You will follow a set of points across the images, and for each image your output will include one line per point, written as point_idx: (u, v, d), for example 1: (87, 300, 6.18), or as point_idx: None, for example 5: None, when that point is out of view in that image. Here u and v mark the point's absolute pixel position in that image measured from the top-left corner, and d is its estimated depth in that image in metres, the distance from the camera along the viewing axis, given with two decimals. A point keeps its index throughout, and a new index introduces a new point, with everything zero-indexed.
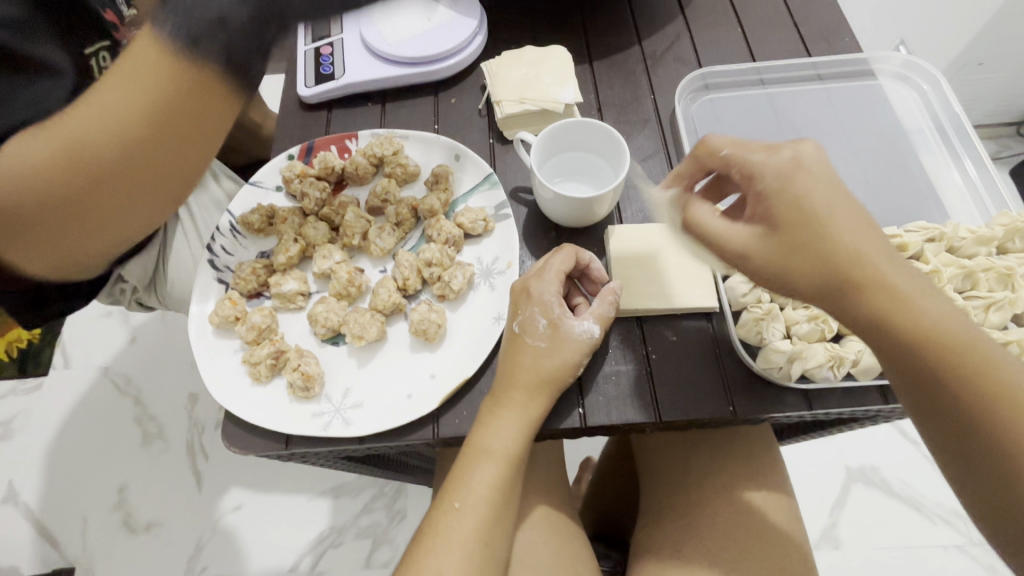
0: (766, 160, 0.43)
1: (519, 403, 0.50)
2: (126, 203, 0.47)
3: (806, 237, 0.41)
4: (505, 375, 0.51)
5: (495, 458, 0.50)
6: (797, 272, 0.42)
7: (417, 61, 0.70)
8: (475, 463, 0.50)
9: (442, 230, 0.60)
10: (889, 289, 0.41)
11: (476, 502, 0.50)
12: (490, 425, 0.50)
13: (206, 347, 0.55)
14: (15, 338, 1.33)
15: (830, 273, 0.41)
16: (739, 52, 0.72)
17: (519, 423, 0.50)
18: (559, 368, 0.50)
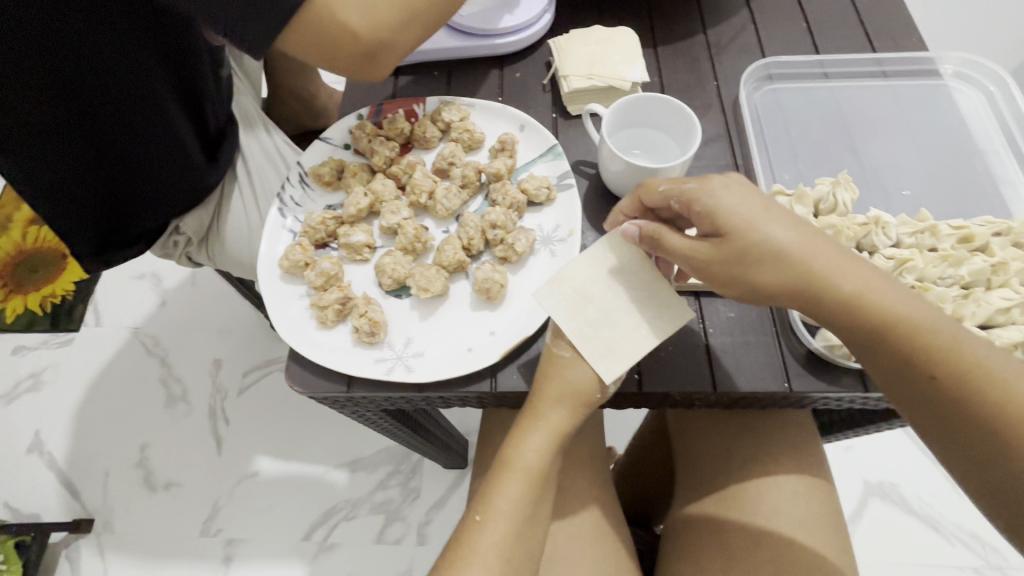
0: (699, 186, 0.47)
1: (553, 413, 0.51)
2: (399, 38, 0.60)
3: (764, 257, 0.44)
4: (543, 374, 0.51)
5: (520, 472, 0.51)
6: (761, 287, 0.45)
7: (486, 33, 0.72)
8: (504, 475, 0.51)
9: (507, 195, 0.61)
10: (849, 298, 0.44)
11: (527, 462, 0.51)
12: (526, 431, 0.51)
13: (275, 290, 0.57)
14: (50, 292, 1.39)
15: (793, 286, 0.44)
16: (805, 45, 0.72)
17: (548, 433, 0.51)
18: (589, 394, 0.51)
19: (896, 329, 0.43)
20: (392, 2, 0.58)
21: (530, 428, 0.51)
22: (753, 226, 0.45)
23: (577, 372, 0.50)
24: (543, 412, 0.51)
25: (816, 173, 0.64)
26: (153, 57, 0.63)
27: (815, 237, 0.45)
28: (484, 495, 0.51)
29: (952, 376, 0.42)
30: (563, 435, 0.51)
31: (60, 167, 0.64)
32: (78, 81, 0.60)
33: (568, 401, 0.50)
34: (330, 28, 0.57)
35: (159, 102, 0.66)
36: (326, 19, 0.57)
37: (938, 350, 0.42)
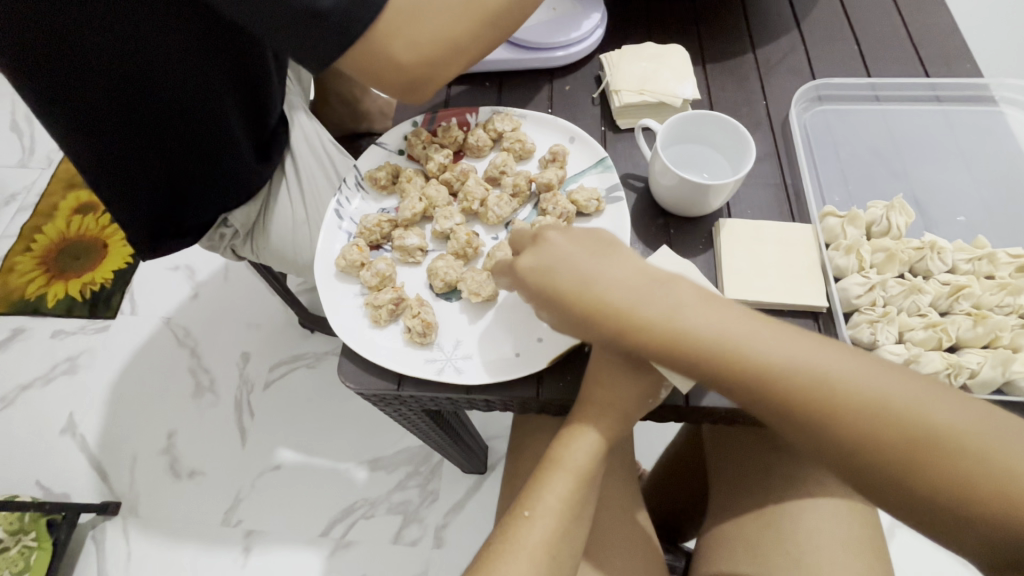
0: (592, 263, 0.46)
1: (600, 416, 0.51)
2: (447, 66, 0.62)
3: (747, 367, 0.40)
4: (590, 379, 0.51)
5: (566, 472, 0.51)
6: (750, 392, 0.40)
7: (539, 46, 0.73)
8: (548, 476, 0.51)
9: (557, 205, 0.62)
10: (741, 359, 0.40)
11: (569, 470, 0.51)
12: (571, 436, 0.52)
13: (331, 288, 0.59)
14: (90, 280, 1.44)
15: (778, 400, 0.40)
16: (856, 67, 0.72)
17: (597, 437, 0.51)
18: (629, 400, 0.51)
19: (935, 450, 0.37)
20: (439, 40, 0.59)
21: (576, 430, 0.52)
22: (697, 322, 0.42)
23: (627, 378, 0.50)
24: (589, 416, 0.51)
25: (866, 196, 0.64)
26: (216, 61, 0.65)
27: (779, 335, 0.41)
28: (529, 492, 0.51)
29: (1006, 496, 0.35)
30: (610, 438, 0.52)
31: (122, 161, 0.67)
32: (143, 81, 0.62)
33: (615, 406, 0.51)
34: (374, 61, 0.58)
35: (221, 104, 0.68)
36: (378, 51, 0.57)
37: (946, 456, 0.36)
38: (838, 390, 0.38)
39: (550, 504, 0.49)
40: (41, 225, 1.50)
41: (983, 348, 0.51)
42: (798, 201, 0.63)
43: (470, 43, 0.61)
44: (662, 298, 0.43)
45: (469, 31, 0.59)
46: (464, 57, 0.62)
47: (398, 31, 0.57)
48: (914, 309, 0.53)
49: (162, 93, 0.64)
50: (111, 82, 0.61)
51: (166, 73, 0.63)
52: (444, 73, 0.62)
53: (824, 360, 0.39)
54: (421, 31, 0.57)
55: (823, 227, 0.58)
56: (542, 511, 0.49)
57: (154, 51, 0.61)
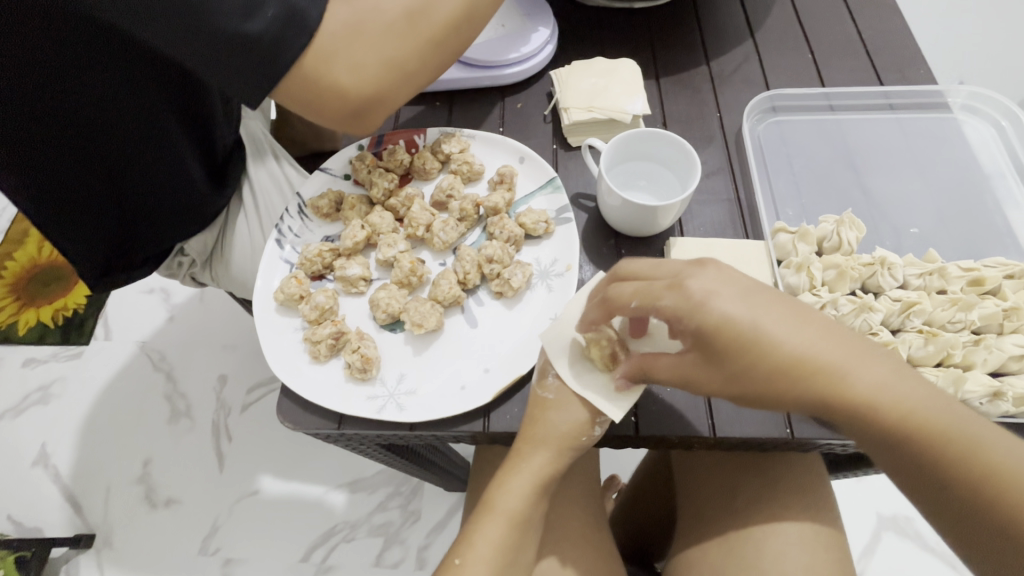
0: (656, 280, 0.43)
1: (533, 455, 0.49)
2: (397, 91, 0.59)
3: (766, 358, 0.40)
4: (528, 415, 0.50)
5: (506, 514, 0.49)
6: (766, 380, 0.41)
7: (488, 64, 0.72)
8: (485, 515, 0.50)
9: (505, 229, 0.60)
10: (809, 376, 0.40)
11: (507, 508, 0.50)
12: (506, 477, 0.50)
13: (270, 323, 0.57)
14: (62, 306, 1.41)
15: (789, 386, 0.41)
16: (810, 76, 0.71)
17: (530, 477, 0.49)
18: (568, 432, 0.49)
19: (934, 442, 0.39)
20: (385, 64, 0.56)
21: (514, 469, 0.50)
22: (738, 322, 0.40)
23: (560, 416, 0.49)
24: (524, 455, 0.49)
25: (821, 209, 0.63)
26: (162, 91, 0.60)
27: (807, 325, 0.41)
28: (466, 537, 0.50)
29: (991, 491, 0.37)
30: (545, 479, 0.50)
31: (65, 197, 0.62)
32: (77, 110, 0.57)
33: (552, 444, 0.49)
34: (314, 85, 0.55)
35: (168, 132, 0.64)
36: (319, 79, 0.54)
37: (942, 452, 0.38)
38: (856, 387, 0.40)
39: (482, 550, 0.48)
40: (10, 251, 1.47)
41: (937, 367, 0.49)
42: (751, 216, 0.61)
43: (420, 66, 0.58)
44: (722, 306, 0.41)
45: (416, 53, 0.57)
46: (414, 80, 0.59)
47: (338, 52, 0.54)
48: (866, 328, 0.51)
49: (100, 124, 0.59)
50: (42, 112, 0.56)
51: (100, 103, 0.58)
52: (396, 97, 0.59)
53: (834, 344, 0.40)
54: (364, 55, 0.55)
55: (774, 244, 0.57)
56: (474, 555, 0.48)
57: (87, 80, 0.56)
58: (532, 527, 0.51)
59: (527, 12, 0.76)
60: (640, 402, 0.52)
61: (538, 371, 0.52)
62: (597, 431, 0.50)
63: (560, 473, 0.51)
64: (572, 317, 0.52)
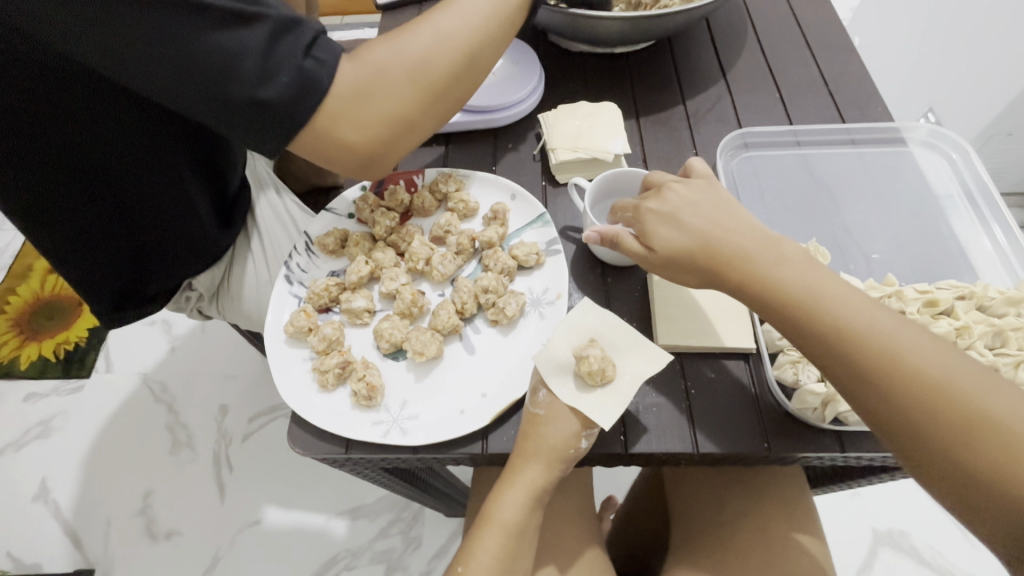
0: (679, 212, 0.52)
1: (527, 469, 0.53)
2: (398, 144, 0.61)
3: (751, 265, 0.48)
4: (521, 434, 0.54)
5: (502, 529, 0.52)
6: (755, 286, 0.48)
7: (479, 109, 0.78)
8: (483, 531, 0.53)
9: (498, 261, 0.65)
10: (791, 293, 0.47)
11: (504, 522, 0.53)
12: (501, 490, 0.53)
13: (280, 355, 0.61)
14: (64, 340, 1.44)
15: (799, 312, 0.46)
16: (778, 115, 0.77)
17: (524, 490, 0.53)
18: (559, 448, 0.52)
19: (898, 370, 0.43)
20: (392, 122, 0.59)
21: (508, 486, 0.53)
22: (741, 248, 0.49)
23: (553, 432, 0.52)
24: (519, 470, 0.53)
25: (791, 238, 0.68)
26: (173, 138, 0.66)
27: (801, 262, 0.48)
28: (466, 551, 0.53)
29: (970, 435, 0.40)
30: (537, 492, 0.53)
31: (84, 242, 0.67)
32: (96, 164, 0.62)
33: (544, 458, 0.53)
34: (323, 144, 0.57)
35: (179, 176, 0.69)
36: (329, 134, 0.56)
37: (935, 402, 0.42)
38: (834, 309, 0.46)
39: (480, 561, 0.51)
40: (15, 286, 1.50)
41: None
42: None
43: (422, 123, 0.61)
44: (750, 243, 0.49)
45: (419, 107, 0.59)
46: (415, 135, 0.62)
47: (347, 112, 0.56)
48: None
49: (115, 173, 0.64)
50: (64, 169, 0.61)
51: (117, 157, 0.63)
52: (396, 148, 0.62)
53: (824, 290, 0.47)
54: (372, 115, 0.57)
55: None
56: (474, 568, 0.51)
57: (106, 138, 0.61)
58: (528, 541, 0.54)
59: (516, 60, 0.82)
60: (628, 422, 0.56)
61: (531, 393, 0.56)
62: (583, 444, 0.53)
63: (553, 485, 0.54)
64: (564, 340, 0.56)
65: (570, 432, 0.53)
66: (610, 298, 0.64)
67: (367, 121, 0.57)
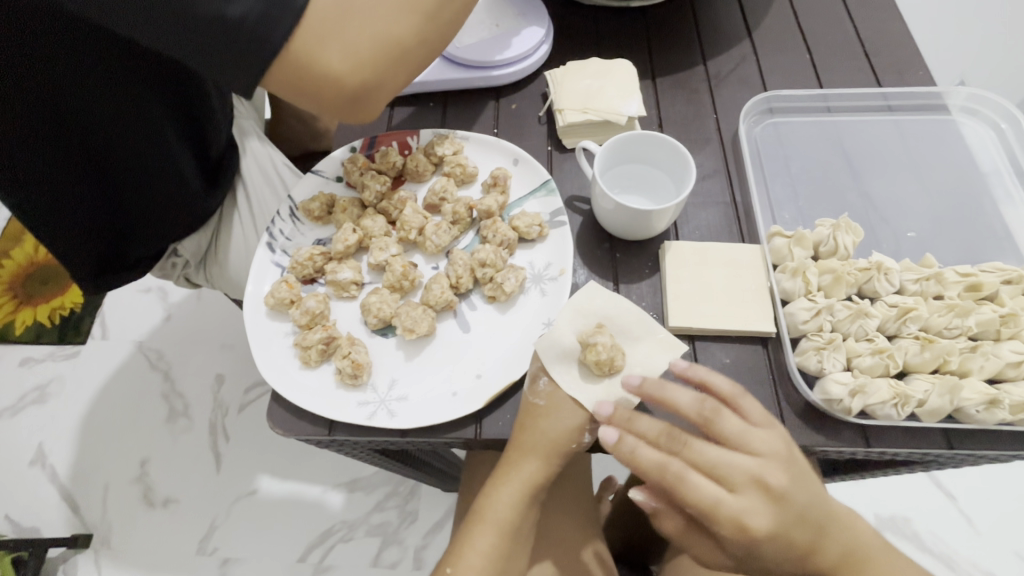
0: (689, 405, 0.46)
1: (523, 464, 0.49)
2: (394, 69, 0.55)
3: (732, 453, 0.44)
4: (517, 425, 0.50)
5: (493, 527, 0.49)
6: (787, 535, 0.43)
7: (480, 65, 0.71)
8: (474, 527, 0.49)
9: (498, 232, 0.60)
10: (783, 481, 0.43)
11: (495, 518, 0.49)
12: (495, 485, 0.50)
13: (261, 328, 0.56)
14: (58, 305, 1.40)
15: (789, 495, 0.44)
16: (807, 78, 0.70)
17: (519, 486, 0.49)
18: (559, 437, 0.49)
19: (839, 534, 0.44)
20: (382, 42, 0.52)
21: (503, 479, 0.50)
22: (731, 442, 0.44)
23: (552, 424, 0.48)
24: (515, 462, 0.49)
25: (819, 213, 0.62)
26: (153, 89, 0.60)
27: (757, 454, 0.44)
28: (457, 546, 0.49)
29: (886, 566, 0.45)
30: (534, 488, 0.49)
31: (56, 205, 0.61)
32: (65, 113, 0.57)
33: (541, 452, 0.49)
34: (308, 75, 0.51)
35: (161, 133, 0.63)
36: (311, 55, 0.50)
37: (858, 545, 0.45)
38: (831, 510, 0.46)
39: (471, 561, 0.48)
40: (7, 249, 1.46)
41: (933, 373, 0.49)
42: (747, 218, 0.61)
43: (416, 42, 0.55)
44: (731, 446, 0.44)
45: (410, 27, 0.53)
46: (412, 61, 0.56)
47: (329, 34, 0.50)
48: (862, 334, 0.51)
49: (88, 123, 0.58)
50: (32, 117, 0.56)
51: (89, 105, 0.57)
52: (392, 75, 0.56)
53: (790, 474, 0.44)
54: (358, 33, 0.51)
55: (770, 248, 0.56)
56: (465, 565, 0.48)
57: (76, 82, 0.55)
58: (523, 538, 0.51)
59: (521, 11, 0.75)
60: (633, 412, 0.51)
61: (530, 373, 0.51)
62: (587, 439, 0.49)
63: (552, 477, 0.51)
64: (569, 324, 0.51)
65: (574, 419, 0.49)
66: (618, 274, 0.59)
67: (355, 41, 0.51)
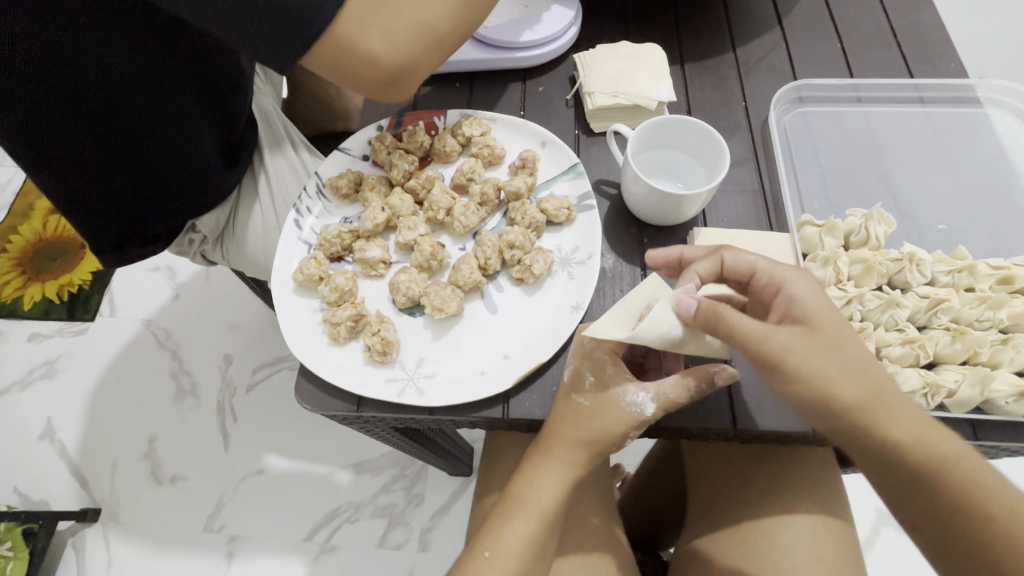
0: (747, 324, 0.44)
1: (566, 456, 0.49)
2: (428, 55, 0.56)
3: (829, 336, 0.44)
4: (555, 416, 0.50)
5: (526, 505, 0.50)
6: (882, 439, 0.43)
7: (508, 46, 0.70)
8: (511, 514, 0.50)
9: (526, 214, 0.59)
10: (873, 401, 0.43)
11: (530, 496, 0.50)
12: (534, 477, 0.50)
13: (289, 304, 0.56)
14: (67, 281, 1.40)
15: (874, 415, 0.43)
16: (838, 66, 0.70)
17: (560, 476, 0.50)
18: (603, 429, 0.49)
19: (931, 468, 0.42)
20: (418, 29, 0.53)
21: (541, 468, 0.50)
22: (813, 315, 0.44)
23: (598, 425, 0.48)
24: (554, 454, 0.49)
25: (848, 203, 0.62)
26: (182, 69, 0.60)
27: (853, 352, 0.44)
28: (493, 531, 0.50)
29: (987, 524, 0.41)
30: (574, 477, 0.50)
31: (85, 182, 0.61)
32: (87, 78, 0.55)
33: (581, 443, 0.49)
34: (344, 58, 0.53)
35: (182, 102, 0.62)
36: (349, 43, 0.51)
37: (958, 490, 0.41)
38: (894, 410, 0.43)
39: (511, 543, 0.49)
40: (16, 224, 1.45)
41: (962, 365, 0.49)
42: (776, 206, 0.61)
43: (450, 30, 0.56)
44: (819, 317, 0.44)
45: (448, 16, 0.54)
46: (444, 47, 0.57)
47: (371, 17, 0.51)
48: (891, 324, 0.51)
49: (109, 90, 0.57)
50: (63, 90, 0.55)
51: (112, 70, 0.56)
52: (427, 61, 0.57)
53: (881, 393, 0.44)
54: (395, 21, 0.52)
55: (800, 237, 0.57)
56: (501, 548, 0.49)
57: (100, 44, 0.54)
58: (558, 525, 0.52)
59: None
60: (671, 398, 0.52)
61: (575, 366, 0.51)
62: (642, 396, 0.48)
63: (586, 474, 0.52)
64: (616, 321, 0.48)
65: (624, 409, 0.48)
66: (645, 260, 0.59)
67: (393, 30, 0.52)
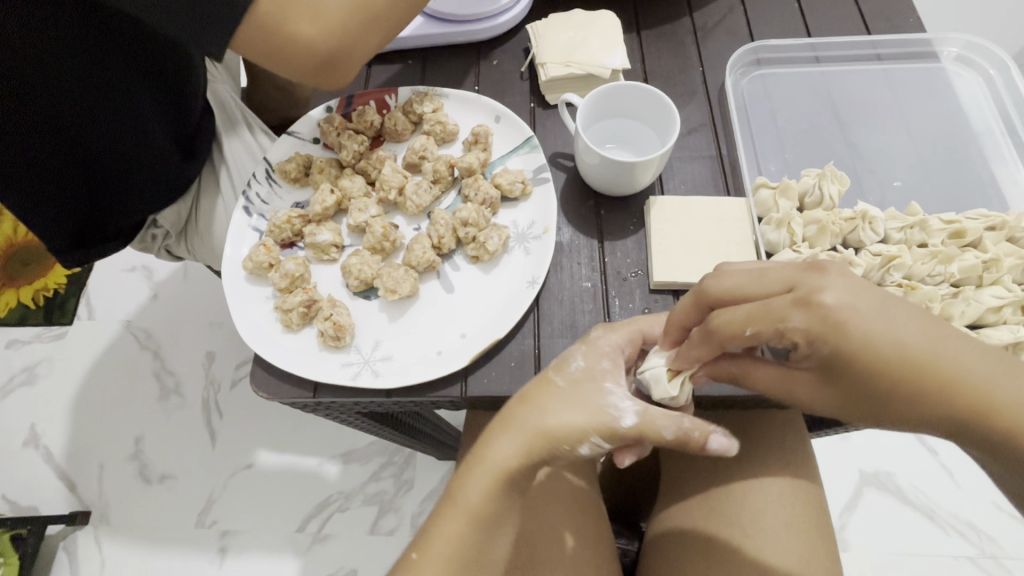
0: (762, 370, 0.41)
1: (504, 448, 0.44)
2: (365, 39, 0.54)
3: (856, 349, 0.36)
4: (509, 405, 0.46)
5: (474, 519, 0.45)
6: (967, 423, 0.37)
7: (458, 19, 0.68)
8: (447, 515, 0.45)
9: (479, 190, 0.58)
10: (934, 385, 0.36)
11: None
12: (472, 473, 0.45)
13: (242, 294, 0.55)
14: (41, 286, 1.36)
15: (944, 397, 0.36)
16: (796, 26, 0.68)
17: (490, 471, 0.44)
18: (558, 425, 0.43)
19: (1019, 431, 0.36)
20: (351, 8, 0.52)
21: (474, 462, 0.45)
22: (862, 336, 0.35)
23: (558, 421, 0.43)
24: (490, 441, 0.45)
25: (806, 166, 0.61)
26: (129, 64, 0.57)
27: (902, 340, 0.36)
28: (425, 532, 0.46)
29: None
30: (508, 475, 0.44)
31: (36, 188, 0.59)
32: (19, 72, 0.52)
33: (521, 434, 0.44)
34: (273, 37, 0.51)
35: (126, 90, 0.58)
36: (277, 21, 0.50)
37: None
38: (988, 392, 0.36)
39: (438, 547, 0.44)
40: None
41: None
42: (733, 171, 0.60)
43: (390, 14, 0.54)
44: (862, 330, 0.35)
45: None
46: (384, 31, 0.55)
47: None
48: None
49: (45, 82, 0.53)
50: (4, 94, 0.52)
51: (52, 71, 0.53)
52: (365, 46, 0.55)
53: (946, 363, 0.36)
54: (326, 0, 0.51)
55: (755, 200, 0.57)
56: (433, 552, 0.44)
57: (37, 41, 0.51)
58: (499, 530, 0.46)
59: None
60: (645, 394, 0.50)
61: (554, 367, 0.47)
62: (625, 420, 0.43)
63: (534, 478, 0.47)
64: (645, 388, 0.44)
65: (597, 411, 0.43)
66: (602, 231, 0.58)
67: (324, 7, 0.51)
